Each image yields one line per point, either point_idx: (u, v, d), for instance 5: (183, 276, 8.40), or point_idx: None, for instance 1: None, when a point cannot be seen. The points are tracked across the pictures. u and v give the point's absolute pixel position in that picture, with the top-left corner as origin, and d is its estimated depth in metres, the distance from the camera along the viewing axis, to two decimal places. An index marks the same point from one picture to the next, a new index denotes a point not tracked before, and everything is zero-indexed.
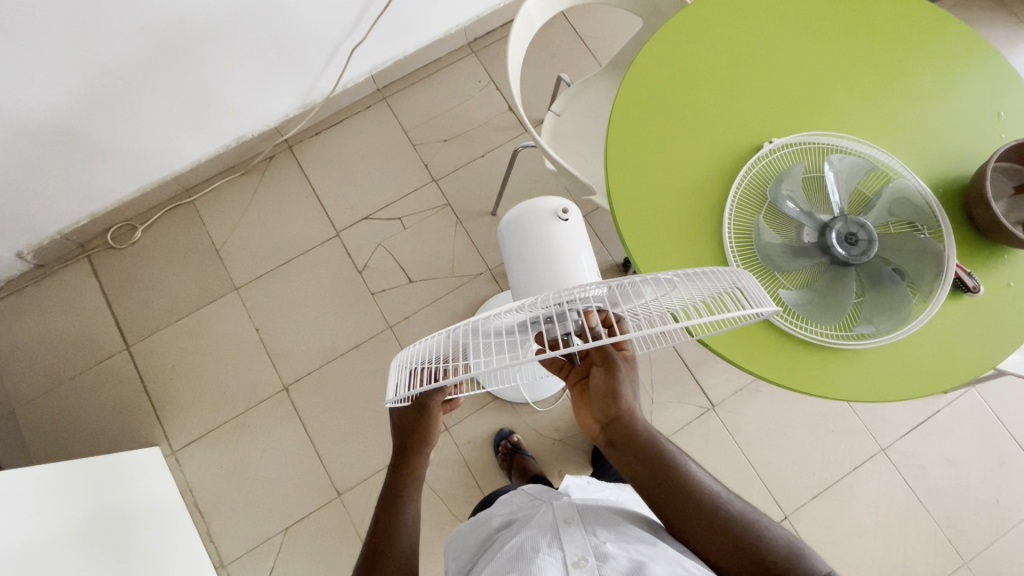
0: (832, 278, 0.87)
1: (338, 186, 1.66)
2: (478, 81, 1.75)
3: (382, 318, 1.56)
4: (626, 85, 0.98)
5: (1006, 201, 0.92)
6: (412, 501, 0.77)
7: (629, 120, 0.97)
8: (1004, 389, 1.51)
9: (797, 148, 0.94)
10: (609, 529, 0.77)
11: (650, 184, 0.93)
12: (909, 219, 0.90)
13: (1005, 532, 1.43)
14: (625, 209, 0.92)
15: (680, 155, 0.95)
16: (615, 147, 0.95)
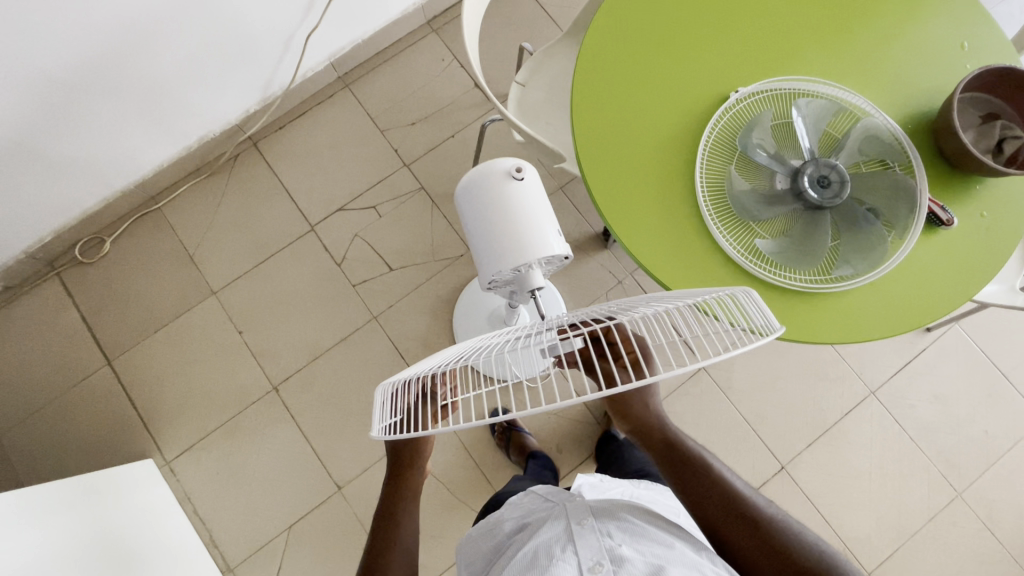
0: (805, 223, 0.87)
1: (307, 179, 1.62)
2: (441, 61, 1.71)
3: (366, 310, 1.54)
4: (586, 47, 0.96)
5: (975, 131, 0.91)
6: (409, 512, 0.76)
7: (592, 84, 0.95)
8: (986, 321, 1.53)
9: (764, 95, 0.93)
10: (625, 531, 0.76)
11: (620, 147, 0.92)
12: (879, 157, 0.89)
13: (996, 460, 1.46)
14: (596, 175, 0.91)
15: (646, 114, 0.93)
16: (580, 112, 0.93)
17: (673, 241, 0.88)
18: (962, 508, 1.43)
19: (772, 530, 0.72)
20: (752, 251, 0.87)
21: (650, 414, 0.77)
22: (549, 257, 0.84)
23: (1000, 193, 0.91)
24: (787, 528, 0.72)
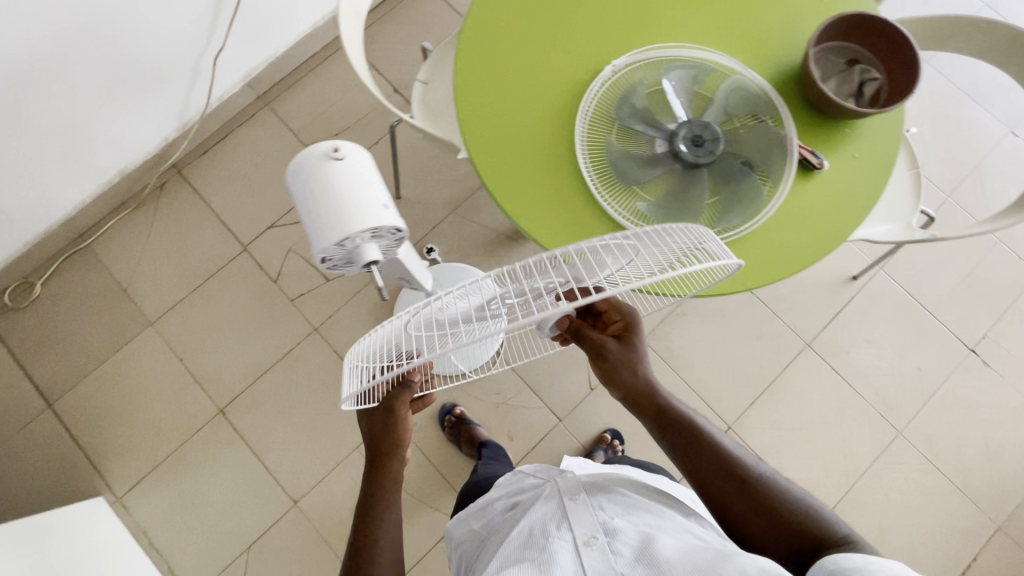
0: (685, 183, 0.91)
1: (236, 200, 1.63)
2: (358, 70, 1.73)
3: (306, 322, 1.55)
4: (464, 37, 0.99)
5: (836, 79, 0.96)
6: (389, 507, 0.75)
7: (472, 71, 0.97)
8: (908, 264, 1.58)
9: (636, 65, 0.96)
10: (615, 504, 0.84)
11: (503, 128, 0.94)
12: (750, 112, 0.93)
13: (931, 395, 1.51)
14: (483, 158, 0.93)
15: (527, 95, 0.95)
16: (462, 99, 0.95)
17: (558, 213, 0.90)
18: (904, 446, 1.48)
19: (764, 490, 0.73)
20: (636, 216, 0.91)
21: (641, 381, 0.81)
22: (380, 230, 0.71)
23: (869, 133, 0.95)
24: (785, 490, 0.73)
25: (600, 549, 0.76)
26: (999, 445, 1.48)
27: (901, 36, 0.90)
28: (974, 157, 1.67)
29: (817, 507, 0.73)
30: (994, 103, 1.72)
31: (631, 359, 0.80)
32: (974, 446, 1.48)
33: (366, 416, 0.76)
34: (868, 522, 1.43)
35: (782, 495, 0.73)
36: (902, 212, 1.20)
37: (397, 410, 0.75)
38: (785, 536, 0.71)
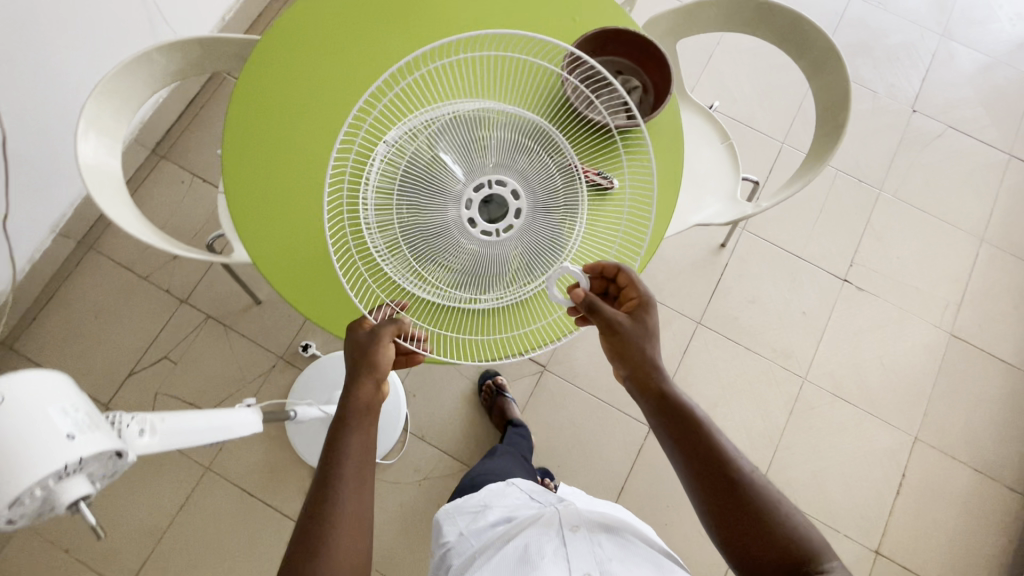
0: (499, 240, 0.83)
1: (83, 358, 1.48)
2: (181, 183, 1.62)
3: (196, 464, 1.43)
4: (231, 175, 0.96)
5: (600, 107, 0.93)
6: (356, 432, 0.75)
7: (253, 207, 0.95)
8: (767, 217, 1.64)
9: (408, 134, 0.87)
10: (611, 546, 0.90)
11: (303, 253, 0.95)
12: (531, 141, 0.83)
13: (821, 334, 1.56)
14: (292, 290, 0.94)
15: (315, 214, 0.95)
16: (255, 239, 0.94)
17: None
18: (812, 390, 1.52)
19: (757, 501, 0.75)
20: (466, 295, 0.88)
21: (649, 362, 0.81)
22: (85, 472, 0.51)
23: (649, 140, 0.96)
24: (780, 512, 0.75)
25: None
26: (893, 361, 1.55)
27: (644, 41, 0.91)
28: (793, 101, 1.71)
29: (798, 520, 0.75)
30: None
31: (639, 336, 0.81)
32: (871, 369, 1.54)
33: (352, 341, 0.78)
34: (801, 473, 1.47)
35: (768, 505, 0.75)
36: (722, 185, 1.23)
37: (379, 331, 0.76)
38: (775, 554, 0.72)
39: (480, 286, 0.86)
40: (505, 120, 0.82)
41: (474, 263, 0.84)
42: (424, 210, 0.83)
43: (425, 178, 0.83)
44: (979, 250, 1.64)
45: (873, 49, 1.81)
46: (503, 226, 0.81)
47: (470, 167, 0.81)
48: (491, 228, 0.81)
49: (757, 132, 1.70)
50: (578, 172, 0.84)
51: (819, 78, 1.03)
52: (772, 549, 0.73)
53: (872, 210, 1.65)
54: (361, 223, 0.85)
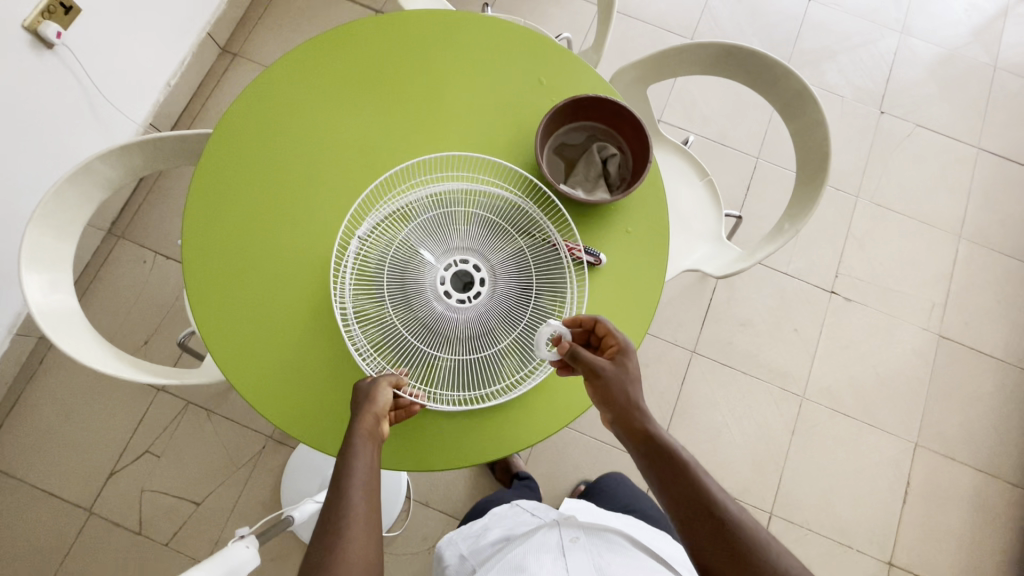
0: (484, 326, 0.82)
1: (59, 463, 1.39)
2: (143, 262, 1.52)
3: (192, 561, 1.36)
4: (193, 287, 0.86)
5: (579, 182, 0.90)
6: (360, 486, 0.66)
7: (221, 320, 0.86)
8: (751, 236, 1.62)
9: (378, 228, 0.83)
10: (613, 552, 0.83)
11: (280, 365, 0.85)
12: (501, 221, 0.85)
13: (815, 349, 1.56)
14: (274, 407, 0.84)
15: (289, 319, 0.86)
16: (225, 355, 0.85)
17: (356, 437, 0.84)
18: (812, 408, 1.52)
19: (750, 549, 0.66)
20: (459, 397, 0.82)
21: (631, 405, 0.73)
22: None
23: (633, 205, 0.92)
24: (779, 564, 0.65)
25: None
26: (887, 368, 1.56)
27: (618, 105, 0.87)
28: (762, 121, 1.69)
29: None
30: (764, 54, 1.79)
31: (620, 381, 0.74)
32: (866, 380, 1.55)
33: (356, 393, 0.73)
34: (810, 493, 1.47)
35: (774, 566, 0.65)
36: (706, 226, 1.20)
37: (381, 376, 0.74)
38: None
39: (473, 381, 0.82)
40: (478, 199, 0.85)
41: (467, 350, 0.81)
42: (395, 288, 0.81)
43: (395, 255, 0.82)
44: (959, 247, 1.65)
45: (835, 54, 1.81)
46: (474, 297, 0.81)
47: (442, 241, 0.82)
48: (462, 299, 0.81)
49: (733, 150, 1.68)
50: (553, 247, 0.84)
51: (796, 120, 1.01)
52: None
53: (852, 218, 1.65)
54: (330, 301, 0.79)
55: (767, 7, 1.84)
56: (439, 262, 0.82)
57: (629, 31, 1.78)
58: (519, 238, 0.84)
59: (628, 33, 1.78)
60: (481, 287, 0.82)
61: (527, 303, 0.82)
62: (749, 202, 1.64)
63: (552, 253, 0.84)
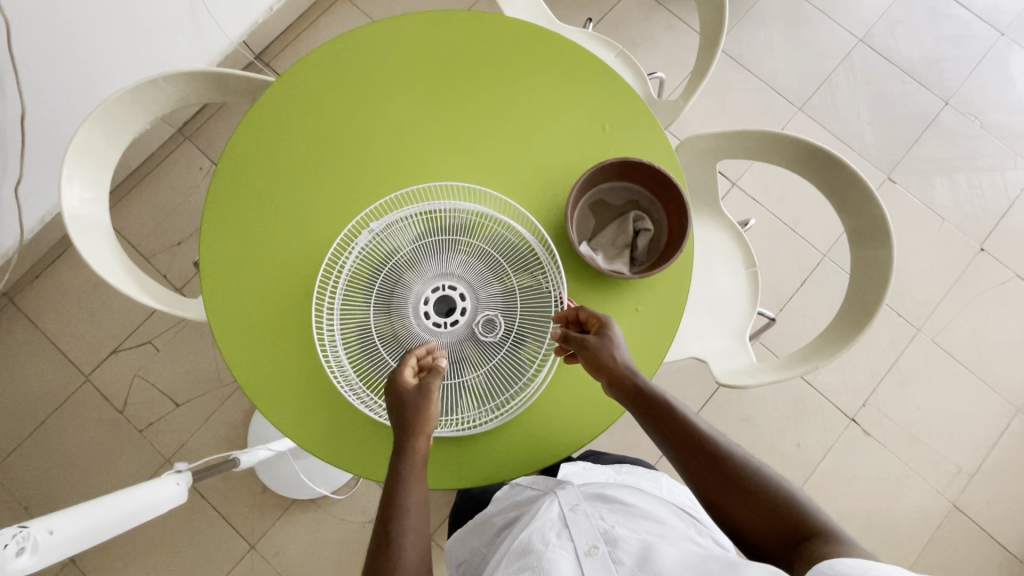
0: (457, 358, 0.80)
1: (74, 326, 1.50)
2: (198, 168, 1.59)
3: (156, 454, 1.45)
4: (206, 228, 0.87)
5: (603, 251, 0.85)
6: (414, 489, 0.74)
7: (221, 269, 0.87)
8: (788, 334, 1.51)
9: (392, 228, 0.83)
10: (615, 512, 0.81)
11: (259, 326, 0.86)
12: (505, 258, 0.83)
13: (813, 471, 1.45)
14: (242, 365, 0.85)
15: (281, 285, 0.86)
16: (215, 303, 0.86)
17: (307, 415, 0.85)
18: None
19: (759, 482, 0.72)
20: None
21: (625, 368, 0.77)
22: None
23: (652, 284, 0.87)
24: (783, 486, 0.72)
25: (603, 559, 0.73)
26: (882, 518, 1.44)
27: (670, 181, 0.81)
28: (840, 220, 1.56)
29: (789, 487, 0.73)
30: (871, 146, 1.64)
31: (607, 351, 0.78)
32: (855, 521, 1.43)
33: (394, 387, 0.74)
34: None
35: (780, 490, 0.72)
36: (734, 318, 1.11)
37: (427, 387, 0.73)
38: (772, 524, 0.70)
39: None
40: (488, 226, 0.83)
41: None
42: (381, 293, 0.82)
43: (392, 262, 0.82)
44: (1011, 420, 1.49)
45: (953, 170, 1.63)
46: (451, 324, 0.80)
47: (438, 260, 0.82)
48: (439, 323, 0.80)
49: (799, 237, 1.56)
50: (547, 296, 0.82)
51: (861, 247, 0.92)
52: (779, 523, 0.70)
53: (903, 350, 1.51)
54: (320, 287, 0.80)
55: (895, 98, 1.68)
56: (430, 281, 0.82)
57: (735, 81, 1.67)
58: (514, 277, 0.82)
59: (734, 83, 1.67)
60: (461, 315, 0.80)
61: (501, 345, 0.80)
62: (797, 298, 1.53)
63: (543, 300, 0.82)
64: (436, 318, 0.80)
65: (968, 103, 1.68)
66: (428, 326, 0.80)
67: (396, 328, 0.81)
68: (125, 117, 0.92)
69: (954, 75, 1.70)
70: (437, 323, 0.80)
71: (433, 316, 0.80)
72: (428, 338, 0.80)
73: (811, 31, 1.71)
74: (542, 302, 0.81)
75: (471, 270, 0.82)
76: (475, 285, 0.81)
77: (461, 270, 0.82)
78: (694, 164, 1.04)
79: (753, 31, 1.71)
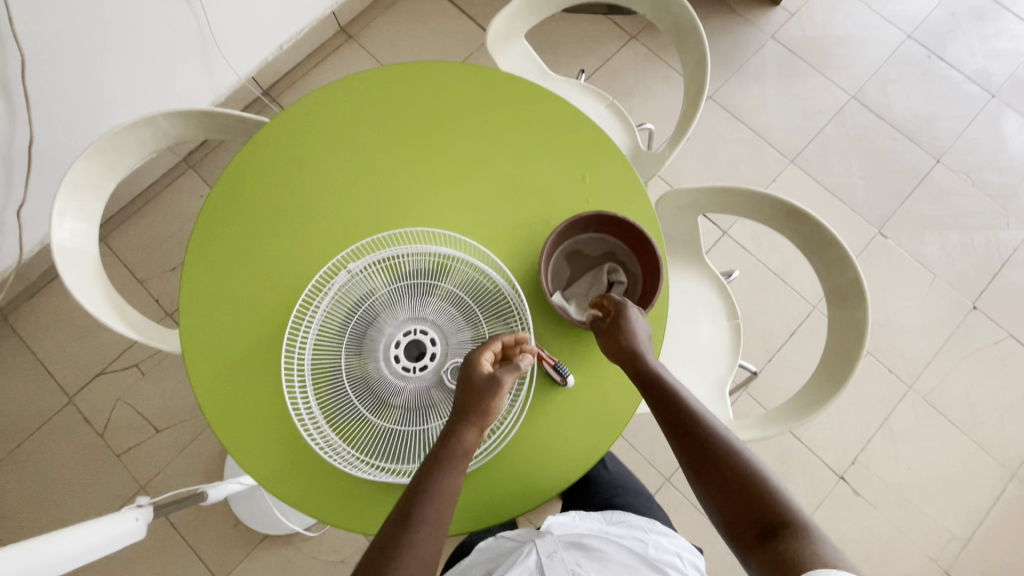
0: (424, 403, 0.80)
1: (62, 347, 1.51)
2: (199, 197, 1.63)
3: (132, 480, 1.44)
4: (189, 260, 0.89)
5: (576, 302, 0.86)
6: (453, 469, 0.73)
7: (200, 302, 0.88)
8: (776, 386, 1.49)
9: (368, 270, 0.84)
10: (595, 562, 0.78)
11: (230, 361, 0.86)
12: (479, 304, 0.84)
13: None
14: (210, 400, 0.85)
15: (256, 321, 0.87)
16: (190, 335, 0.87)
17: (270, 455, 0.84)
18: None
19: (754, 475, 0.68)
20: (372, 462, 0.80)
21: (633, 349, 0.76)
22: None
23: None
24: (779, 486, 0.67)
25: None
26: None
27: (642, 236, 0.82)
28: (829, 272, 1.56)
29: (784, 490, 0.68)
30: (862, 201, 1.65)
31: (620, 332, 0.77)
32: None
33: (469, 367, 0.75)
34: None
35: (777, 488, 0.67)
36: (714, 372, 1.10)
37: (501, 379, 0.73)
38: (761, 516, 0.65)
39: (393, 450, 0.80)
40: (464, 273, 0.84)
41: (400, 416, 0.80)
42: (352, 334, 0.82)
43: (366, 302, 0.83)
44: (1006, 486, 1.44)
45: (945, 227, 1.64)
46: (421, 369, 0.80)
47: (411, 303, 0.83)
48: (408, 367, 0.80)
49: (789, 288, 1.56)
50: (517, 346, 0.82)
51: (839, 308, 0.91)
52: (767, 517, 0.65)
53: (893, 408, 1.48)
54: (292, 326, 0.80)
55: (886, 153, 1.70)
56: (402, 325, 0.82)
57: (728, 132, 1.70)
58: (485, 323, 0.83)
59: (727, 134, 1.70)
60: (431, 360, 0.81)
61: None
62: (786, 349, 1.52)
63: None
64: (409, 360, 0.81)
65: (960, 162, 1.70)
66: (399, 368, 0.80)
67: (368, 368, 0.81)
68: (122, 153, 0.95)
69: (945, 134, 1.72)
70: (407, 366, 0.80)
71: (406, 358, 0.81)
72: (399, 381, 0.80)
73: (804, 86, 1.75)
74: None
75: (446, 314, 0.83)
76: (448, 330, 0.82)
77: (437, 313, 0.82)
78: (676, 216, 1.07)
79: (747, 84, 1.75)
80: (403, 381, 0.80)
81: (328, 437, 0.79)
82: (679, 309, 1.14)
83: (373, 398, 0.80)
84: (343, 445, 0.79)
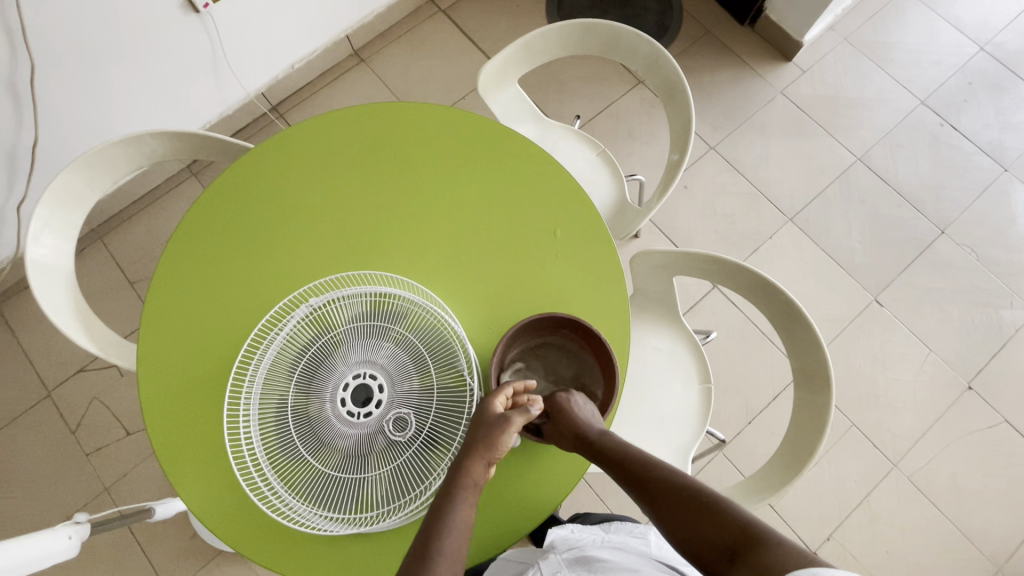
0: (365, 451, 0.77)
1: (48, 342, 1.53)
2: None
3: (97, 481, 1.45)
4: (158, 281, 0.90)
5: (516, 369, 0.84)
6: (463, 503, 0.71)
7: (162, 323, 0.88)
8: (755, 450, 1.44)
9: (326, 307, 0.83)
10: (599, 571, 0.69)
11: (184, 385, 0.87)
12: (434, 353, 0.82)
13: None
14: (158, 423, 0.85)
15: (213, 347, 0.88)
16: (148, 355, 0.87)
17: (212, 484, 0.84)
18: None
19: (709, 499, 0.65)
20: (306, 508, 0.77)
21: (581, 425, 0.75)
22: None
23: None
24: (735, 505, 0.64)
25: None
26: None
27: (613, 371, 0.80)
28: None
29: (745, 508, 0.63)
30: (861, 266, 1.62)
31: (570, 410, 0.76)
32: None
33: (486, 406, 0.75)
34: None
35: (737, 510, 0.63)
36: (681, 436, 1.07)
37: (511, 419, 0.74)
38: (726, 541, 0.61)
39: (329, 497, 0.78)
40: (421, 319, 0.83)
41: (341, 461, 0.78)
42: (303, 373, 0.80)
43: (321, 341, 0.81)
44: None
45: (945, 300, 1.59)
46: (365, 415, 0.78)
47: (365, 345, 0.81)
48: (353, 413, 0.78)
49: (776, 349, 1.52)
50: (467, 401, 0.81)
51: (808, 388, 0.89)
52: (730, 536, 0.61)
53: (875, 485, 1.43)
54: (243, 360, 0.79)
55: (890, 220, 1.66)
56: (353, 368, 0.80)
57: (728, 184, 1.68)
58: (436, 374, 0.81)
59: (727, 186, 1.68)
60: (376, 407, 0.78)
61: (410, 444, 0.78)
62: (768, 413, 1.47)
63: (460, 403, 0.81)
64: (355, 405, 0.79)
65: (966, 235, 1.65)
66: (344, 412, 0.78)
67: (314, 409, 0.79)
68: (108, 169, 0.98)
69: (953, 205, 1.68)
70: (352, 412, 0.78)
71: (352, 403, 0.78)
72: (344, 426, 0.78)
73: (809, 144, 1.73)
74: (467, 405, 0.81)
75: (399, 360, 0.80)
76: (399, 377, 0.80)
77: (389, 358, 0.80)
78: (652, 273, 1.06)
79: (751, 138, 1.73)
80: (347, 427, 0.78)
81: (267, 476, 0.78)
82: (652, 367, 1.12)
83: (316, 441, 0.79)
84: (281, 487, 0.77)
